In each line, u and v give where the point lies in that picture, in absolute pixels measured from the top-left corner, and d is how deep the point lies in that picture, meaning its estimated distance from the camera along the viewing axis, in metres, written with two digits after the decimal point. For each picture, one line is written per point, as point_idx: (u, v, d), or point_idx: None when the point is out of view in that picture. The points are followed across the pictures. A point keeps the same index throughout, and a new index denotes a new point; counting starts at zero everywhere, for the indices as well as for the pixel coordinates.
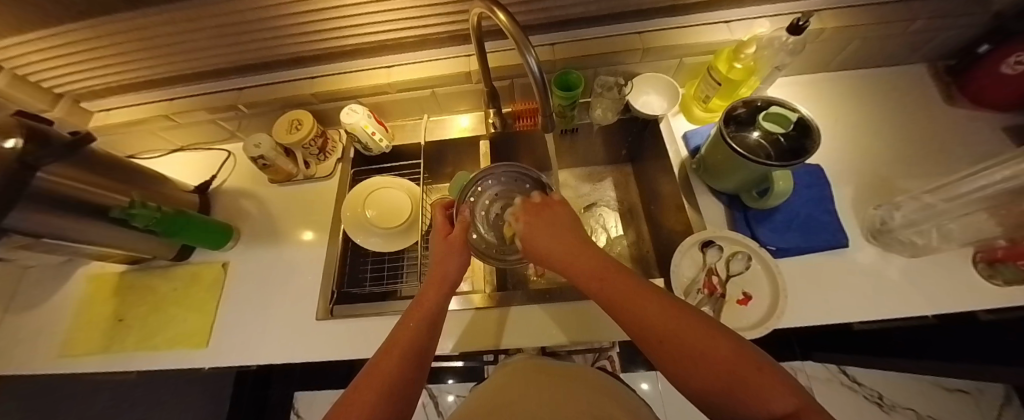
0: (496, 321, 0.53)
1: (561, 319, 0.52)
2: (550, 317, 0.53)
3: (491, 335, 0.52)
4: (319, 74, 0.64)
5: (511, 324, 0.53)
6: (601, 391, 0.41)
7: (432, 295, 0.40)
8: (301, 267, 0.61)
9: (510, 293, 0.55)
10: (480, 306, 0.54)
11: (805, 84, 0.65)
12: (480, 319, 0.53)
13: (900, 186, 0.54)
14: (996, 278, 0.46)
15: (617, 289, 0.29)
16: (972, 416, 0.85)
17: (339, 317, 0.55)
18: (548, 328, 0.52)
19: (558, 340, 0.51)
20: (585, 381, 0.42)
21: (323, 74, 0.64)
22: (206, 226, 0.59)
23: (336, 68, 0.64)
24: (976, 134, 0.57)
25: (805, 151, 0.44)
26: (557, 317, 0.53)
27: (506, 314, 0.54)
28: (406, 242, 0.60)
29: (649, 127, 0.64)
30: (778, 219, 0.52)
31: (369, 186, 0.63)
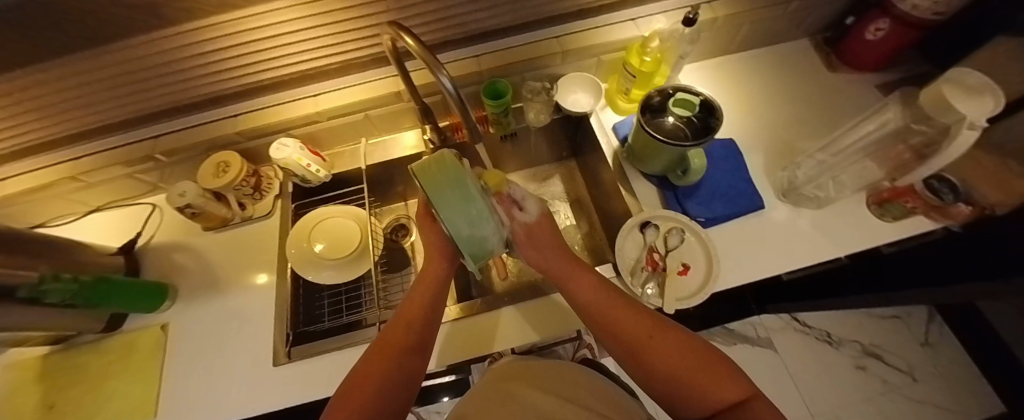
0: (472, 329, 0.54)
1: (536, 316, 0.54)
2: (525, 314, 0.55)
3: (469, 345, 0.53)
4: (238, 112, 0.61)
5: (486, 330, 0.54)
6: (577, 379, 0.43)
7: (421, 294, 0.41)
8: (253, 313, 0.58)
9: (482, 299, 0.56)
10: (455, 317, 0.55)
11: (712, 68, 0.71)
12: (456, 330, 0.54)
13: (799, 147, 0.61)
14: (887, 216, 0.54)
15: (601, 302, 0.38)
16: (904, 336, 0.96)
17: (297, 359, 0.52)
18: (524, 327, 0.54)
19: (534, 336, 0.53)
20: (561, 371, 0.44)
21: (242, 111, 0.61)
22: (133, 288, 0.54)
23: (255, 103, 0.62)
24: (856, 93, 0.66)
25: (713, 128, 0.49)
26: (529, 314, 0.55)
27: (483, 319, 0.55)
28: (360, 269, 0.59)
29: (582, 123, 0.67)
30: (704, 193, 0.56)
31: (314, 216, 0.61)
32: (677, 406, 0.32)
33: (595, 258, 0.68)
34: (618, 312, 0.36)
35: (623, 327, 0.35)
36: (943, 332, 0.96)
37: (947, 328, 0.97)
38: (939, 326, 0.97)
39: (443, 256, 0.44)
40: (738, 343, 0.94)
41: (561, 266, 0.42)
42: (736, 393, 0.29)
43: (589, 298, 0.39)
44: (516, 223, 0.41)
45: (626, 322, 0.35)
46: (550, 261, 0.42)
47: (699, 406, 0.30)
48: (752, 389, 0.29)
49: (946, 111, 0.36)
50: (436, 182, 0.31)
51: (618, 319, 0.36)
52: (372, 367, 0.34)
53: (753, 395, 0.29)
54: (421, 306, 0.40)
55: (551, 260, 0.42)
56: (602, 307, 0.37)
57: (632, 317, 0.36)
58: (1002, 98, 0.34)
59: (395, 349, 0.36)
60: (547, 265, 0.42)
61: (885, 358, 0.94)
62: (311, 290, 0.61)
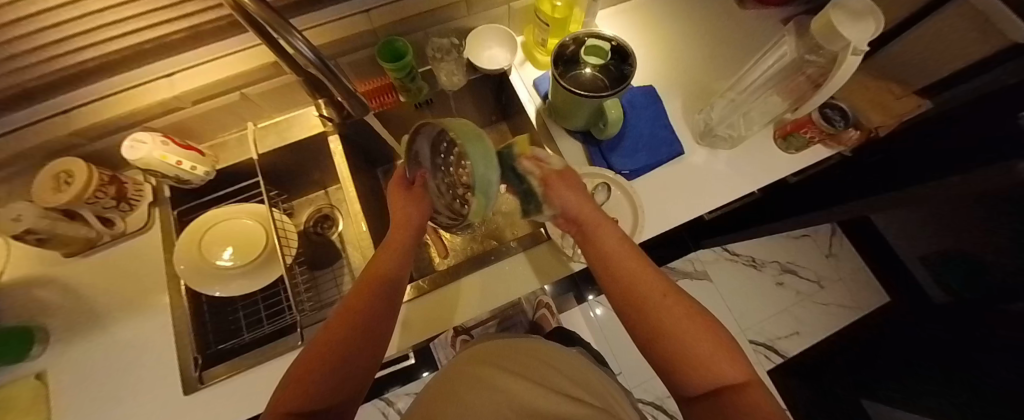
0: (433, 305, 0.52)
1: (504, 277, 0.54)
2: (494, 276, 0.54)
3: (432, 321, 0.51)
4: (67, 106, 0.45)
5: (440, 308, 0.52)
6: (573, 361, 0.37)
7: (388, 257, 0.38)
8: (149, 345, 0.48)
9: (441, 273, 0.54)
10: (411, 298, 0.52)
11: (631, 10, 0.68)
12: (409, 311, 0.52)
13: (714, 88, 0.62)
14: (790, 149, 0.57)
15: (623, 254, 0.34)
16: (812, 251, 1.11)
17: (210, 384, 0.45)
18: (495, 291, 0.53)
19: (508, 298, 0.53)
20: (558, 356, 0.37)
21: (74, 104, 0.46)
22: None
23: (85, 93, 0.46)
24: (767, 28, 0.66)
25: (627, 76, 0.47)
26: (483, 283, 0.53)
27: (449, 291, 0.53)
28: (269, 274, 0.51)
29: (502, 81, 0.62)
30: (626, 145, 0.56)
31: (203, 223, 0.52)
32: (669, 377, 0.27)
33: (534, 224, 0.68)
34: (638, 272, 0.32)
35: (637, 283, 0.31)
36: (840, 242, 1.12)
37: (844, 239, 1.12)
38: (839, 237, 1.13)
39: (409, 221, 0.41)
40: (680, 280, 1.02)
41: (590, 214, 0.37)
42: (736, 374, 0.25)
43: (612, 249, 0.34)
44: (541, 169, 0.39)
45: (643, 280, 0.31)
46: (574, 208, 0.37)
47: (688, 376, 0.25)
48: (754, 376, 0.25)
49: (833, 40, 0.36)
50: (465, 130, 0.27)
51: (634, 277, 0.32)
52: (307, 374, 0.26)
53: (751, 380, 0.24)
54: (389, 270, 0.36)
55: (573, 205, 0.37)
56: (621, 260, 0.33)
57: (647, 275, 0.32)
58: (883, 20, 0.34)
59: (358, 316, 0.31)
60: (569, 210, 0.37)
61: (798, 272, 1.08)
62: (219, 306, 0.54)
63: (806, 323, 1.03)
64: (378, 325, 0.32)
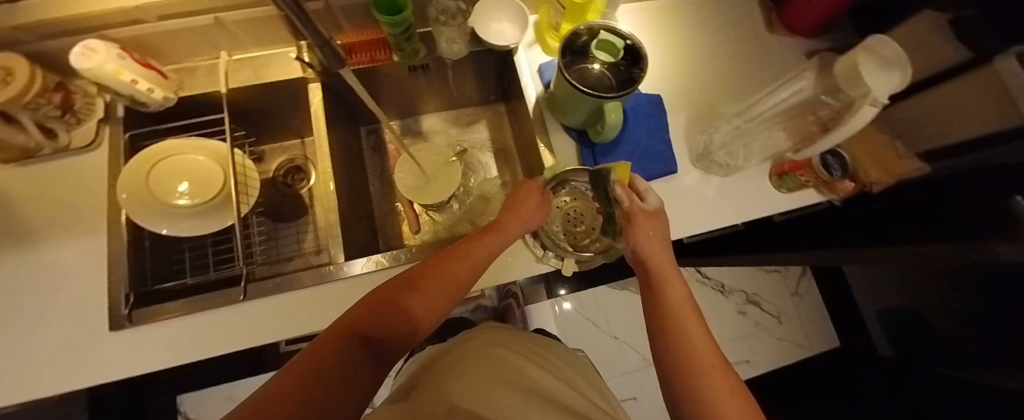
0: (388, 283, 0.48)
1: None
2: None
3: None
4: None
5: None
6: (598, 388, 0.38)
7: (461, 263, 0.35)
8: (76, 273, 0.45)
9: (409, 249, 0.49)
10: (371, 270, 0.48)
11: (656, 10, 0.64)
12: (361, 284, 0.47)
13: (723, 111, 0.59)
14: (783, 187, 0.55)
15: (673, 305, 0.35)
16: (779, 287, 1.13)
17: (141, 323, 0.43)
18: None
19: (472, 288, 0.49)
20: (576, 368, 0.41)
21: None
22: None
23: None
24: (789, 59, 0.64)
25: (635, 80, 0.44)
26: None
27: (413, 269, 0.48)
28: (223, 220, 0.48)
29: (508, 59, 0.59)
30: (620, 153, 0.53)
31: (156, 153, 0.48)
32: None
33: None
34: (688, 325, 0.33)
35: (689, 338, 0.32)
36: (809, 284, 1.14)
37: (814, 283, 1.13)
38: (809, 280, 1.14)
39: (525, 226, 0.43)
40: None
41: (656, 258, 0.39)
42: None
43: (670, 300, 0.36)
44: (634, 204, 0.41)
45: (694, 340, 0.31)
46: (647, 247, 0.39)
47: None
48: None
49: (853, 83, 0.34)
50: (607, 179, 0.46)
51: (679, 333, 0.32)
52: (377, 304, 0.28)
53: None
54: (462, 269, 0.34)
55: (643, 243, 0.39)
56: (672, 312, 0.35)
57: (693, 331, 0.32)
58: (909, 72, 0.32)
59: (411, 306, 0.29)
60: (638, 246, 0.40)
61: (761, 305, 1.11)
62: (163, 244, 0.51)
63: (758, 354, 1.07)
64: (445, 298, 0.32)
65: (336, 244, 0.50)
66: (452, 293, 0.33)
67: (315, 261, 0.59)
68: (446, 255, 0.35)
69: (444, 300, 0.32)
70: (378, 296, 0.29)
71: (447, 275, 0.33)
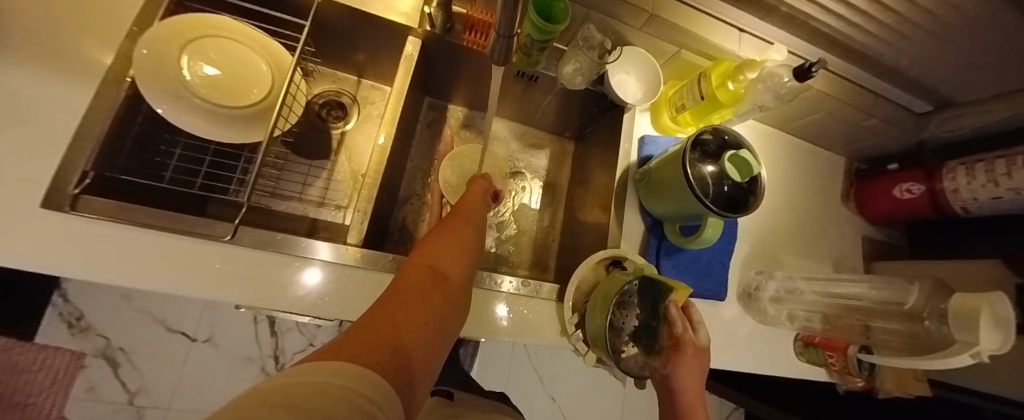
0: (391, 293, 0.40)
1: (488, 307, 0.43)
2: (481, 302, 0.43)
3: None
4: None
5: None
6: None
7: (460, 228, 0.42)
8: (29, 113, 0.34)
9: None
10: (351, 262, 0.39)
11: (758, 134, 0.63)
12: (356, 279, 0.39)
13: (780, 259, 0.59)
14: (803, 356, 0.55)
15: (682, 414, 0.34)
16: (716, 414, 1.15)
17: (83, 217, 0.32)
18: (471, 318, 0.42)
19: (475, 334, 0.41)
20: None
21: None
22: None
23: None
24: (848, 235, 0.65)
25: (747, 208, 0.40)
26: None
27: None
28: (247, 134, 0.40)
29: (613, 111, 0.55)
30: (683, 258, 0.50)
31: (198, 24, 0.39)
32: None
33: (538, 258, 0.62)
34: None
35: None
36: None
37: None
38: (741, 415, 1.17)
39: (480, 196, 0.48)
40: None
41: (692, 397, 0.34)
42: None
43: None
44: (687, 337, 0.36)
45: None
46: (687, 385, 0.34)
47: None
48: None
49: (963, 326, 0.33)
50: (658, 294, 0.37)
51: None
52: (425, 271, 0.35)
53: None
54: (464, 237, 0.41)
55: (686, 381, 0.34)
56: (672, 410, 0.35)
57: None
58: (1013, 342, 0.32)
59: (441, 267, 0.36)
60: (676, 379, 0.35)
61: None
62: (153, 124, 0.41)
63: None
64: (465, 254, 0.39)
65: (359, 218, 0.42)
66: (468, 250, 0.40)
67: (320, 215, 0.50)
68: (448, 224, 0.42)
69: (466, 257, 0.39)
70: (421, 268, 0.35)
71: (455, 245, 0.39)
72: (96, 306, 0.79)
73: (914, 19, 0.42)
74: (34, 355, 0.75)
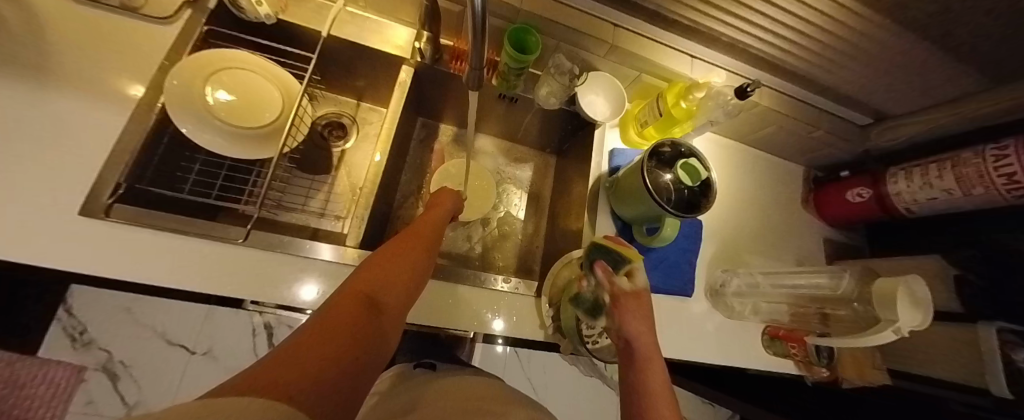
0: None
1: (478, 303, 0.47)
2: (472, 298, 0.47)
3: None
4: None
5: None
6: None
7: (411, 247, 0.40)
8: (77, 136, 0.40)
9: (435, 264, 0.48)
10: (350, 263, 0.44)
11: (721, 147, 0.70)
12: None
13: (745, 259, 0.64)
14: (770, 348, 0.58)
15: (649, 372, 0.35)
16: None
17: (114, 222, 0.37)
18: (462, 311, 0.46)
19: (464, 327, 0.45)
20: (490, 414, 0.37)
21: None
22: None
23: None
24: (809, 238, 0.71)
25: (699, 208, 0.46)
26: (453, 299, 0.46)
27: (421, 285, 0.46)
28: (258, 152, 0.46)
29: (586, 128, 0.61)
30: (651, 258, 0.55)
31: (221, 59, 0.46)
32: None
33: (523, 263, 0.67)
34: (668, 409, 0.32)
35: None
36: None
37: None
38: None
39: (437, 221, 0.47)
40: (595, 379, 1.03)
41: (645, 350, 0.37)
42: None
43: (657, 387, 0.33)
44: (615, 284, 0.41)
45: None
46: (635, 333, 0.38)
47: None
48: None
49: (886, 307, 0.37)
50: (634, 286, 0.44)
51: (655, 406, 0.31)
52: (361, 292, 0.31)
53: None
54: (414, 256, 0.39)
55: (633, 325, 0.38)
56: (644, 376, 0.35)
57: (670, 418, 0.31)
58: (932, 319, 0.36)
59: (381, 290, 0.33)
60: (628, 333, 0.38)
61: None
62: (176, 144, 0.47)
63: None
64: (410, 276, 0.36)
65: (357, 224, 0.47)
66: (414, 273, 0.37)
67: (321, 224, 0.55)
68: (392, 243, 0.39)
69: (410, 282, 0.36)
70: (354, 291, 0.31)
71: (400, 267, 0.37)
72: (101, 319, 0.82)
73: (834, 47, 0.49)
74: (35, 370, 0.77)
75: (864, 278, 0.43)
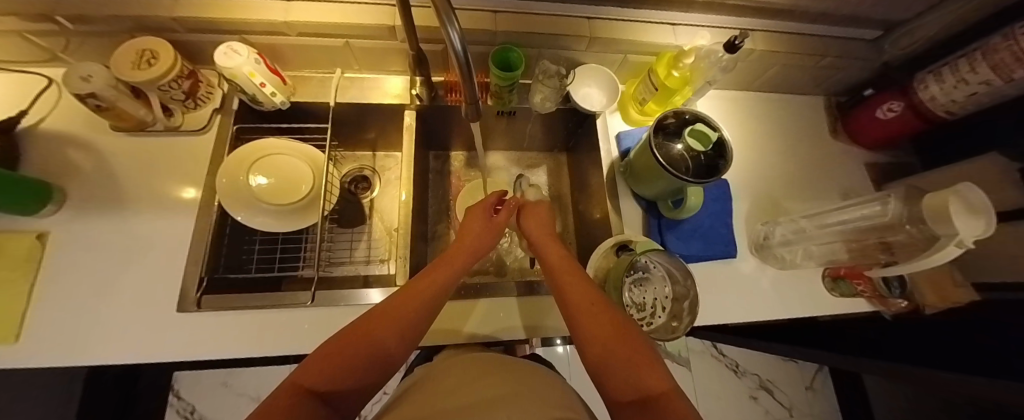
0: (450, 313, 0.49)
1: (528, 310, 0.51)
2: (521, 307, 0.51)
3: (456, 328, 0.49)
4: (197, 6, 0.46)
5: (452, 320, 0.49)
6: (544, 382, 0.37)
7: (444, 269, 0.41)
8: (164, 247, 0.47)
9: (481, 285, 0.52)
10: None
11: (727, 101, 0.68)
12: None
13: (783, 206, 0.62)
14: (836, 290, 0.56)
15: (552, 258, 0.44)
16: (795, 378, 1.09)
17: (206, 311, 0.44)
18: (515, 320, 0.50)
19: (517, 333, 0.49)
20: (523, 372, 0.37)
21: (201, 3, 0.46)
22: (26, 185, 0.41)
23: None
24: (848, 168, 0.67)
25: (718, 170, 0.46)
26: (506, 312, 0.51)
27: (473, 304, 0.50)
28: (303, 222, 0.51)
29: (587, 120, 0.63)
30: (684, 229, 0.55)
31: (256, 150, 0.52)
32: (601, 377, 0.32)
33: None
34: (569, 278, 0.40)
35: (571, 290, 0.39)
36: (824, 381, 1.10)
37: (829, 379, 1.10)
38: (824, 376, 1.09)
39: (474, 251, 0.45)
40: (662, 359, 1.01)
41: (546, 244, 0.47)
42: (655, 385, 0.29)
43: (557, 265, 0.43)
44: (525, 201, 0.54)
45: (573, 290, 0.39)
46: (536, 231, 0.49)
47: (627, 387, 0.30)
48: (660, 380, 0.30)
49: (941, 222, 0.36)
50: (656, 262, 0.48)
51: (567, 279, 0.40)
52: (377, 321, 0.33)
53: (669, 392, 0.29)
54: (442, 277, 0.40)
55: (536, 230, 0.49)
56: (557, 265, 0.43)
57: (576, 281, 0.40)
58: (996, 223, 0.34)
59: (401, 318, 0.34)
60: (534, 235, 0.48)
61: (773, 392, 1.06)
62: (238, 232, 0.53)
63: None
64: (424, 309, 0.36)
65: (401, 264, 0.51)
66: (428, 311, 0.36)
67: (370, 271, 0.60)
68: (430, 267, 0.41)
69: (421, 320, 0.35)
70: (365, 322, 0.32)
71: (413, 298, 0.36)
72: (202, 397, 0.92)
73: None
74: None
75: (911, 198, 0.41)
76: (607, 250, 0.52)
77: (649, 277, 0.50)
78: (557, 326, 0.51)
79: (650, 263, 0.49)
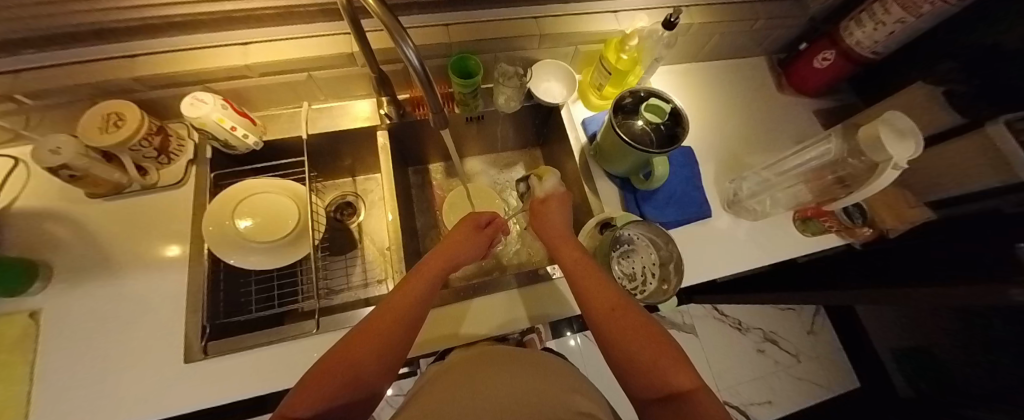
0: (451, 316, 0.51)
1: (526, 299, 0.54)
2: (520, 298, 0.54)
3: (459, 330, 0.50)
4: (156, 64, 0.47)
5: (450, 322, 0.51)
6: (549, 369, 0.39)
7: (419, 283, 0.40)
8: (161, 302, 0.47)
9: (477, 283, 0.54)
10: None
11: (678, 74, 0.73)
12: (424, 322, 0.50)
13: (745, 162, 0.66)
14: (807, 231, 0.60)
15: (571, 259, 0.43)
16: (796, 325, 1.11)
17: (217, 356, 0.44)
18: (515, 310, 0.53)
19: (518, 323, 0.52)
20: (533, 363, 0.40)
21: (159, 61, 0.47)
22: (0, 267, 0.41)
23: (172, 57, 0.48)
24: (800, 117, 0.72)
25: (678, 137, 0.50)
26: (505, 305, 0.53)
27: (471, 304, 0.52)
28: (294, 254, 0.52)
29: (552, 113, 0.66)
30: (659, 198, 0.58)
31: (238, 192, 0.53)
32: (629, 381, 0.32)
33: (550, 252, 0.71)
34: (592, 285, 0.39)
35: (592, 293, 0.38)
36: (824, 323, 1.13)
37: (828, 320, 1.13)
38: (823, 317, 1.13)
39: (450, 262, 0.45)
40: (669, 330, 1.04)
41: (562, 243, 0.45)
42: (684, 382, 0.29)
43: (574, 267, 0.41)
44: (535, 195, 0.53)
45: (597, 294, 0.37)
46: (554, 231, 0.47)
47: (651, 387, 0.30)
48: (691, 378, 0.29)
49: (876, 149, 0.40)
50: (638, 232, 0.52)
51: (588, 283, 0.39)
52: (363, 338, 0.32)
53: (699, 387, 0.29)
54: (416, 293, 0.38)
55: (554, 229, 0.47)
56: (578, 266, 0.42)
57: (597, 283, 0.39)
58: (922, 140, 0.38)
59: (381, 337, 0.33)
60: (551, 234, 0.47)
61: (779, 342, 1.08)
62: (233, 275, 0.54)
63: (781, 394, 1.04)
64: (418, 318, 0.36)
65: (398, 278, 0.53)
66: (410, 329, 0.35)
67: (368, 292, 0.61)
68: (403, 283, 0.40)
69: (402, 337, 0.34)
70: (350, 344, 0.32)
71: (403, 307, 0.36)
72: None
73: None
74: None
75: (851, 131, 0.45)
76: (592, 229, 0.55)
77: (634, 247, 0.53)
78: (555, 309, 0.53)
79: (632, 234, 0.52)
